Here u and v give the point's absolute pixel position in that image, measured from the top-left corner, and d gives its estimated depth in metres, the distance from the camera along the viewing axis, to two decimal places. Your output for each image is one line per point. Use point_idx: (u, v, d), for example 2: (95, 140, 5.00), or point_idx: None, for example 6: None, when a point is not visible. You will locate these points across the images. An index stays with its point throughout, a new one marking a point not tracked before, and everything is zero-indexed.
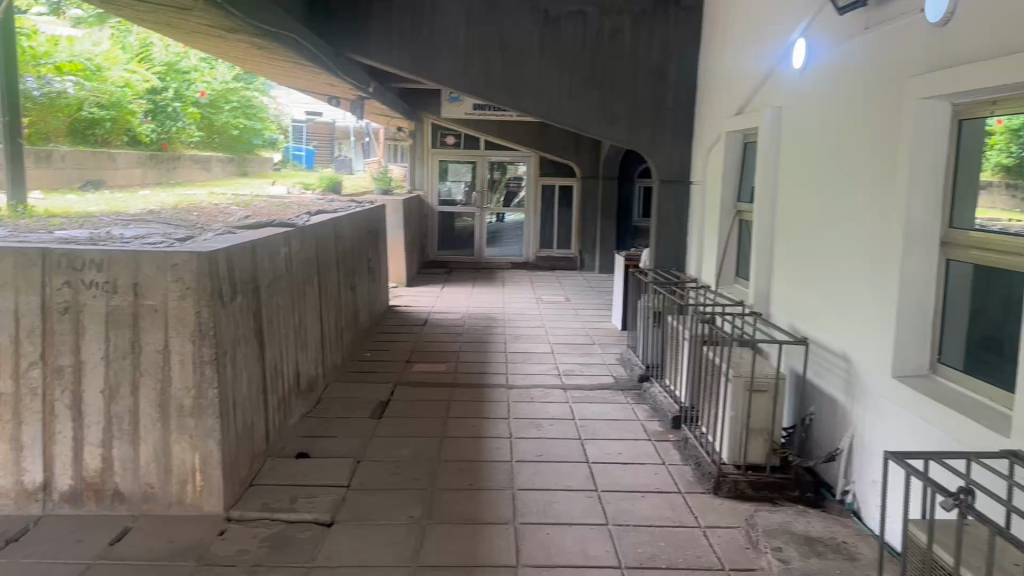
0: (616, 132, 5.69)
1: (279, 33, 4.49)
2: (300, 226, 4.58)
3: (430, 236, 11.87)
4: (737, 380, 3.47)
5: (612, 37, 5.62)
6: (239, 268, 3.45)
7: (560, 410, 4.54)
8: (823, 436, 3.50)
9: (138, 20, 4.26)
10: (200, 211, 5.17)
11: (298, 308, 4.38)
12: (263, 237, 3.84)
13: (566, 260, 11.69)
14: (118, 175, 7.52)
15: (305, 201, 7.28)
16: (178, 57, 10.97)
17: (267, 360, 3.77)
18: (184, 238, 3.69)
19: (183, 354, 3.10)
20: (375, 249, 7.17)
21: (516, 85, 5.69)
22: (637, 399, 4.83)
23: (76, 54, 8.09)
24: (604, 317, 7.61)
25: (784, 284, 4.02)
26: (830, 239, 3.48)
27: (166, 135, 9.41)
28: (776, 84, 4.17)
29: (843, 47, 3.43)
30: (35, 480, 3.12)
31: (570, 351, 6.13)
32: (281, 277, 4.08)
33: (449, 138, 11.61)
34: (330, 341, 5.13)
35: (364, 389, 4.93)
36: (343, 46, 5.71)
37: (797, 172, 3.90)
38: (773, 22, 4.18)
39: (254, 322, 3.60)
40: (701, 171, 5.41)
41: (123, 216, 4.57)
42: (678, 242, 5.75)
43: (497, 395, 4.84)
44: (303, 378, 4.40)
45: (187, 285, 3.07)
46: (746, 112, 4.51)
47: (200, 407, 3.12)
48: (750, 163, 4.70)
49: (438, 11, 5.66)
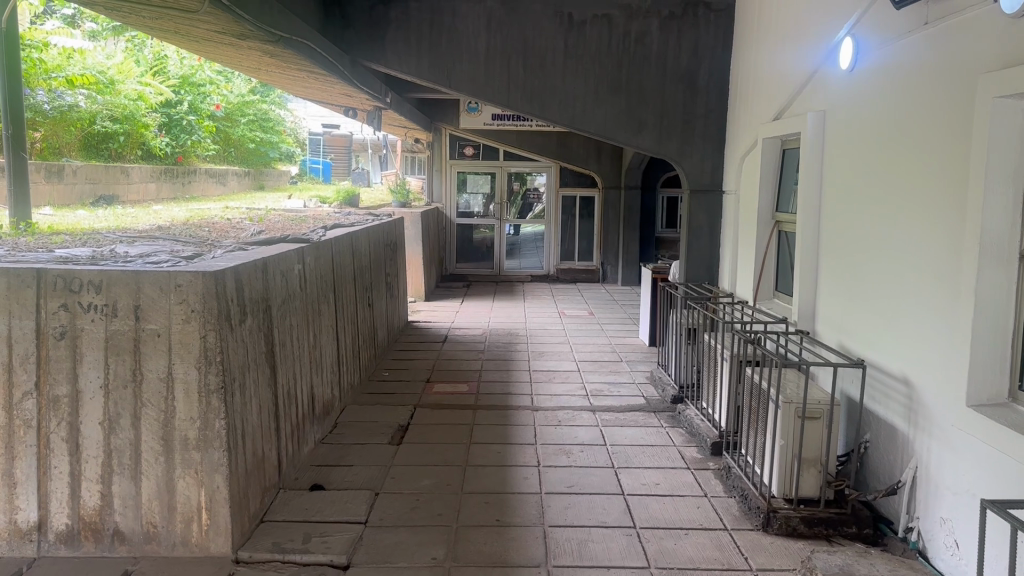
0: (643, 140, 5.43)
1: (293, 40, 4.28)
2: (315, 240, 4.36)
3: (448, 249, 11.61)
4: (787, 407, 3.18)
5: (639, 42, 5.38)
6: (249, 287, 3.22)
7: (590, 435, 4.27)
8: (881, 466, 3.22)
9: (145, 28, 4.07)
10: (210, 226, 4.96)
11: (313, 328, 4.15)
12: (275, 253, 3.61)
13: (588, 272, 11.44)
14: (132, 189, 7.36)
15: (321, 215, 7.07)
16: (192, 69, 10.85)
17: (279, 385, 3.54)
18: (191, 256, 3.47)
19: (188, 383, 2.87)
20: (393, 263, 6.94)
21: (540, 91, 5.44)
22: (672, 422, 4.54)
23: (89, 67, 7.98)
24: (630, 332, 7.34)
25: (833, 300, 3.74)
26: (888, 254, 3.21)
27: (180, 149, 9.30)
28: (819, 86, 3.91)
29: (898, 44, 3.16)
30: (29, 518, 2.90)
31: (597, 369, 5.87)
32: (295, 296, 3.85)
33: (467, 149, 11.34)
34: (346, 362, 4.89)
35: (381, 411, 4.68)
36: (360, 54, 5.49)
37: (845, 182, 3.63)
38: (816, 20, 3.92)
39: (266, 346, 3.37)
40: (735, 179, 5.14)
41: (129, 232, 4.37)
42: (711, 254, 5.49)
43: (523, 418, 4.58)
44: (319, 403, 4.17)
45: (191, 307, 2.84)
46: (786, 117, 4.23)
47: (205, 440, 2.88)
48: (790, 170, 4.43)
49: (458, 16, 5.44)
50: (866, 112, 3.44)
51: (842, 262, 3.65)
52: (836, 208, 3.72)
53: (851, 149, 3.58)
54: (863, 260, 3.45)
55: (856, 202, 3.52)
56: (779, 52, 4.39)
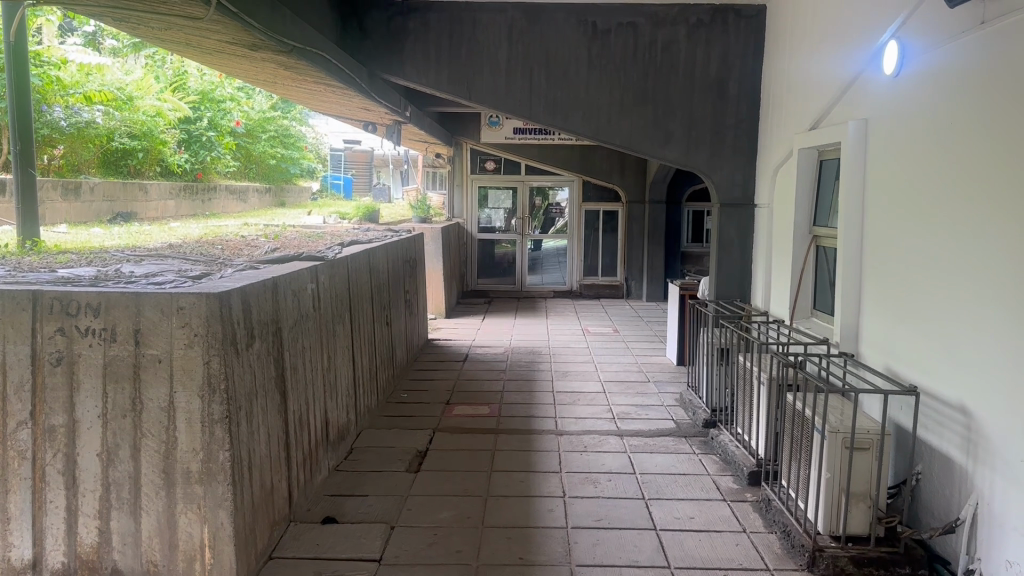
0: (671, 151, 5.23)
1: (308, 50, 4.12)
2: (330, 257, 4.19)
3: (469, 265, 11.44)
4: (833, 436, 2.95)
5: (666, 50, 5.18)
6: (257, 308, 3.04)
7: (618, 462, 4.05)
8: (937, 501, 2.96)
9: (156, 40, 3.97)
10: (224, 243, 4.81)
11: (327, 350, 3.97)
12: (286, 271, 3.43)
13: (612, 288, 11.21)
14: (150, 207, 7.25)
15: (339, 231, 6.92)
16: (212, 86, 10.79)
17: (291, 412, 3.36)
18: (199, 275, 3.31)
19: (190, 412, 2.70)
20: (412, 280, 6.77)
21: (563, 103, 5.26)
22: (704, 448, 4.31)
23: (108, 84, 7.92)
24: (656, 351, 7.10)
25: (878, 320, 3.51)
26: (944, 272, 2.98)
27: (199, 165, 9.22)
28: (859, 93, 3.69)
29: (951, 46, 2.95)
30: (23, 556, 2.74)
31: (623, 390, 5.64)
32: (309, 317, 3.68)
33: (489, 163, 11.18)
34: (363, 383, 4.71)
35: (399, 436, 4.49)
36: (378, 66, 5.30)
37: (892, 195, 3.40)
38: (856, 22, 3.70)
39: (275, 370, 3.19)
40: (769, 191, 4.92)
41: (139, 251, 4.23)
42: (742, 270, 5.25)
43: (547, 443, 4.35)
44: (333, 428, 3.98)
45: (195, 331, 2.67)
46: (823, 126, 4.01)
47: (209, 473, 2.70)
48: (828, 182, 4.21)
49: (478, 26, 5.25)
50: (913, 120, 3.22)
51: (889, 281, 3.41)
52: (881, 223, 3.49)
53: (898, 161, 3.35)
54: (913, 279, 3.21)
55: (905, 216, 3.29)
56: (814, 58, 4.18)
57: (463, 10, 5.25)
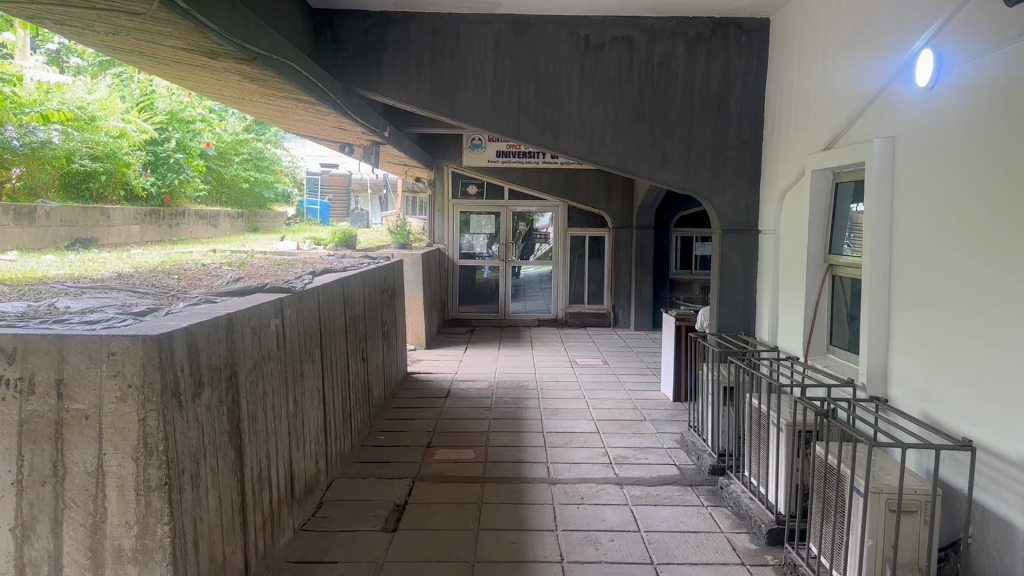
0: (669, 174, 4.89)
1: (274, 60, 3.72)
2: (299, 290, 3.77)
3: (451, 292, 11.00)
4: (875, 496, 2.57)
5: (663, 65, 4.86)
6: (208, 351, 2.61)
7: (620, 517, 3.63)
8: (991, 572, 2.58)
9: (105, 47, 3.55)
10: (181, 273, 4.35)
11: (294, 394, 3.53)
12: (246, 307, 3.01)
13: (598, 316, 10.84)
14: (112, 232, 6.75)
15: (313, 258, 6.48)
16: (181, 105, 10.27)
17: (248, 469, 2.91)
18: (144, 312, 2.87)
19: (122, 478, 2.26)
20: (390, 311, 6.34)
21: (553, 121, 4.90)
22: (713, 500, 3.90)
23: (68, 102, 7.35)
24: (648, 385, 6.70)
25: (912, 360, 3.14)
26: (994, 308, 2.62)
27: (167, 189, 8.70)
28: (885, 108, 3.35)
29: (1002, 52, 2.59)
30: None
31: (618, 430, 5.21)
32: (272, 358, 3.25)
33: (471, 187, 10.87)
34: (335, 428, 4.27)
35: (374, 488, 4.04)
36: (353, 81, 4.85)
37: (926, 221, 3.05)
38: (880, 31, 3.37)
39: (230, 423, 2.75)
40: (775, 216, 4.58)
41: (83, 282, 3.75)
42: (746, 301, 4.88)
43: (539, 495, 3.92)
44: (300, 482, 3.54)
45: (128, 383, 2.25)
46: (842, 145, 3.68)
47: (144, 551, 2.27)
48: (845, 206, 3.88)
49: (462, 39, 4.87)
50: (952, 137, 2.88)
51: (926, 316, 3.05)
52: (914, 251, 3.14)
53: (934, 183, 3.00)
54: (956, 315, 2.85)
55: (944, 244, 2.93)
56: (829, 72, 3.85)
57: (446, 22, 4.85)
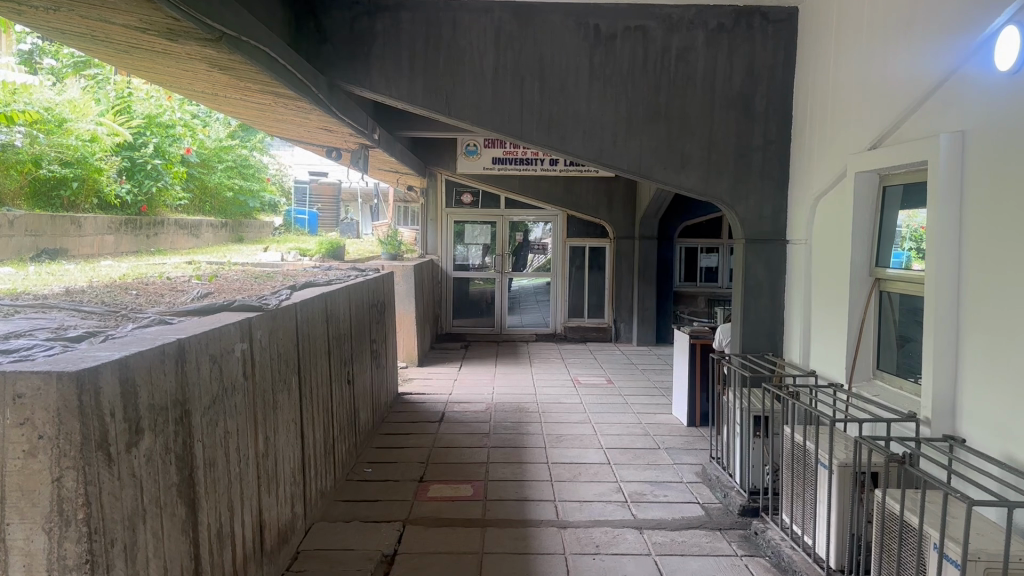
0: (687, 178, 4.44)
1: (244, 43, 3.23)
2: (272, 306, 3.28)
3: (444, 306, 10.51)
4: (972, 565, 2.10)
5: (680, 58, 4.41)
6: (150, 387, 2.11)
7: (644, 570, 3.16)
8: None
9: (51, 28, 3.07)
10: (140, 289, 3.85)
11: (264, 431, 3.03)
12: (206, 331, 2.52)
13: (599, 331, 10.37)
14: (83, 243, 6.23)
15: (296, 270, 5.97)
16: (160, 110, 9.68)
17: (203, 526, 2.41)
18: (81, 337, 2.38)
19: (30, 555, 1.76)
20: (380, 329, 5.86)
21: (559, 119, 4.45)
22: (748, 548, 3.42)
23: (36, 103, 6.82)
24: (658, 407, 6.21)
25: (988, 392, 2.67)
26: None
27: (144, 197, 8.13)
28: (952, 98, 2.88)
29: None
30: None
31: (632, 461, 4.72)
32: (237, 392, 2.76)
33: (465, 196, 10.41)
34: (315, 463, 3.77)
35: (360, 533, 3.54)
36: (338, 75, 4.37)
37: (1003, 226, 2.59)
38: (946, 11, 2.92)
39: (179, 474, 2.26)
40: (807, 226, 4.11)
41: (23, 300, 3.24)
42: (772, 320, 4.41)
43: (549, 542, 3.44)
44: (271, 534, 3.04)
45: (39, 432, 1.76)
46: (895, 143, 3.23)
47: None
48: (893, 212, 3.42)
49: (459, 29, 4.40)
50: None
51: (1005, 342, 2.58)
52: (988, 265, 2.67)
53: (1013, 183, 2.54)
54: None
55: None
56: (878, 61, 3.41)
57: (441, 9, 4.39)
